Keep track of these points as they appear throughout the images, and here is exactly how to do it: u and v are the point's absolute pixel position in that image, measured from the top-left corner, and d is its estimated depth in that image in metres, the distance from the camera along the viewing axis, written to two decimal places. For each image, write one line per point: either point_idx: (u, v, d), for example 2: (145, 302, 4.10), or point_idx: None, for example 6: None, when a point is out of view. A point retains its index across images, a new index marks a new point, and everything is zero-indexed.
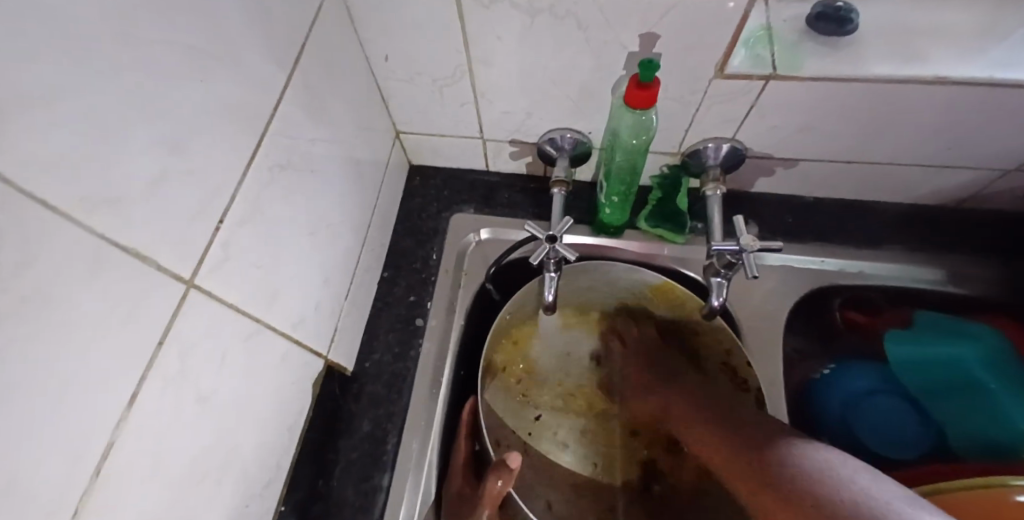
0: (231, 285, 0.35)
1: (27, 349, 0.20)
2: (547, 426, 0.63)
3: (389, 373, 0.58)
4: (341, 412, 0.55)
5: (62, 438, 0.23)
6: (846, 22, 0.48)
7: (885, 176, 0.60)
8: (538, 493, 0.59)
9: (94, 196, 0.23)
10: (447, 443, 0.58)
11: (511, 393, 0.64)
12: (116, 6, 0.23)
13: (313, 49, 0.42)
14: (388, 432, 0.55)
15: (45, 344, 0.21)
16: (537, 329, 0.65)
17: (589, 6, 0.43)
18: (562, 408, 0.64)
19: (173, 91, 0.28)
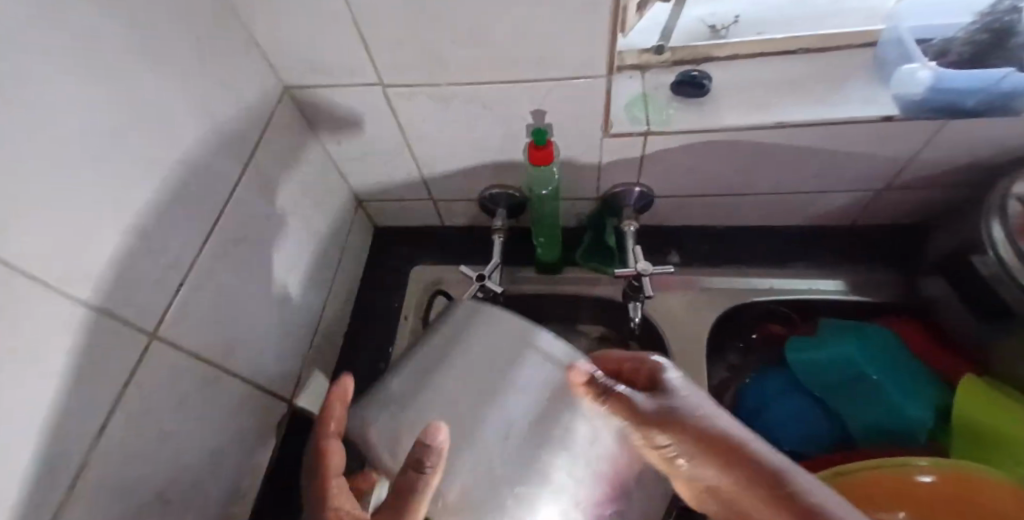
0: (190, 336, 0.43)
1: (29, 381, 0.29)
2: None
3: None
4: None
5: (43, 456, 0.30)
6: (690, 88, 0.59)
7: (776, 203, 0.69)
8: None
9: (76, 270, 0.32)
10: None
11: None
12: (94, 138, 0.33)
13: (267, 144, 0.53)
14: None
15: (39, 377, 0.29)
16: None
17: (484, 92, 0.54)
18: None
19: (142, 189, 0.38)
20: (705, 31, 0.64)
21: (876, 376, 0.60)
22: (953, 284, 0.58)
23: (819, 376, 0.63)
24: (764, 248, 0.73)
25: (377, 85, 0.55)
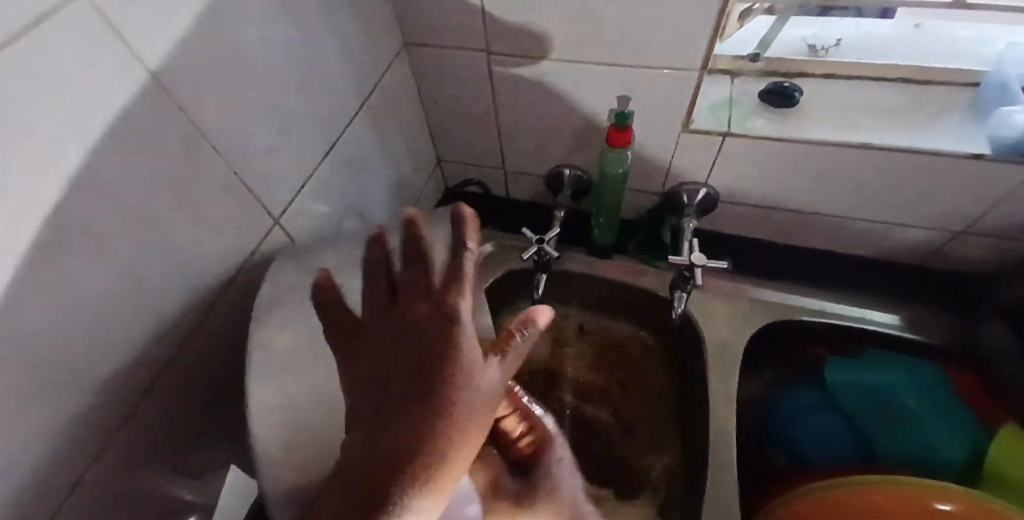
0: (298, 233, 0.51)
1: (185, 224, 0.36)
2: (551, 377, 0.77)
3: None
4: None
5: (188, 286, 0.38)
6: (776, 98, 0.61)
7: (842, 228, 0.69)
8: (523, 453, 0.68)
9: (234, 149, 0.40)
10: None
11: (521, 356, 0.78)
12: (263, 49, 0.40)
13: (381, 89, 0.60)
14: None
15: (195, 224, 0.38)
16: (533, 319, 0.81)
17: (579, 72, 0.59)
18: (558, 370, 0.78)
19: (287, 101, 0.44)
20: (805, 49, 0.64)
21: (914, 404, 0.64)
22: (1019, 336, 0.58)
23: (859, 399, 0.66)
24: (820, 273, 0.73)
25: (482, 51, 0.60)
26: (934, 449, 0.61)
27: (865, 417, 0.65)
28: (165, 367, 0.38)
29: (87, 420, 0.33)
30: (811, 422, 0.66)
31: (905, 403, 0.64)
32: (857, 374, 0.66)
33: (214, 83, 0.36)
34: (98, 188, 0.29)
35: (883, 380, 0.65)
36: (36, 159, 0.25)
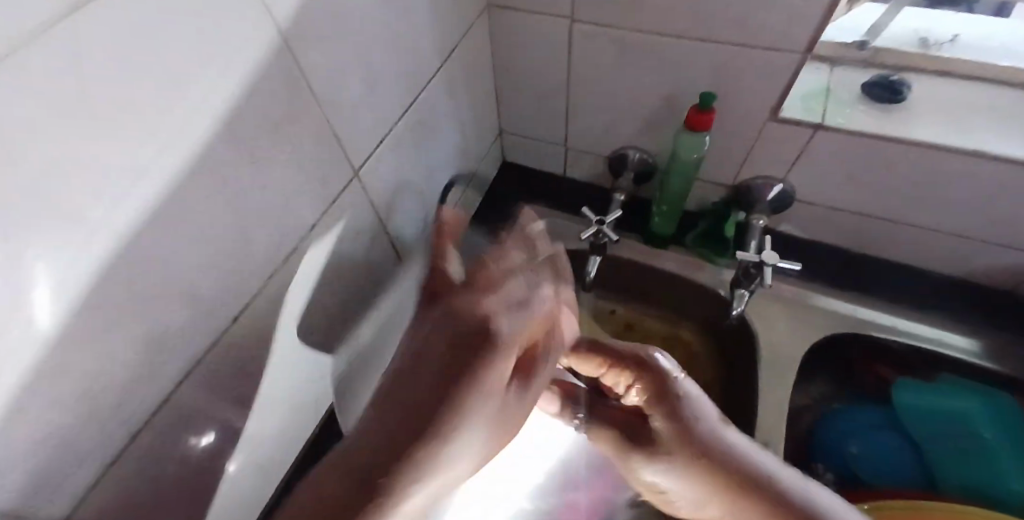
0: (369, 190, 0.50)
1: (275, 164, 0.37)
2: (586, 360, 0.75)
3: None
4: None
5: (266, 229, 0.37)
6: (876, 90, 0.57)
7: (929, 242, 0.64)
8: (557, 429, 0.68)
9: (322, 95, 0.39)
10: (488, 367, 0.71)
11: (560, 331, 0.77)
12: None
13: (460, 50, 0.58)
14: None
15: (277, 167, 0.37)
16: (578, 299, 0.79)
17: (669, 47, 0.55)
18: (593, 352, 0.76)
19: (374, 50, 0.43)
20: (915, 41, 0.59)
21: (984, 432, 0.61)
22: None
23: (924, 422, 0.63)
24: (896, 289, 0.69)
25: (567, 18, 0.57)
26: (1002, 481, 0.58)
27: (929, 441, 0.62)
28: (250, 308, 0.39)
29: (181, 351, 0.34)
30: (869, 439, 0.64)
31: (975, 431, 0.61)
32: (929, 398, 0.63)
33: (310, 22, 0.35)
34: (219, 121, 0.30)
35: (956, 406, 0.62)
36: (174, 83, 0.26)
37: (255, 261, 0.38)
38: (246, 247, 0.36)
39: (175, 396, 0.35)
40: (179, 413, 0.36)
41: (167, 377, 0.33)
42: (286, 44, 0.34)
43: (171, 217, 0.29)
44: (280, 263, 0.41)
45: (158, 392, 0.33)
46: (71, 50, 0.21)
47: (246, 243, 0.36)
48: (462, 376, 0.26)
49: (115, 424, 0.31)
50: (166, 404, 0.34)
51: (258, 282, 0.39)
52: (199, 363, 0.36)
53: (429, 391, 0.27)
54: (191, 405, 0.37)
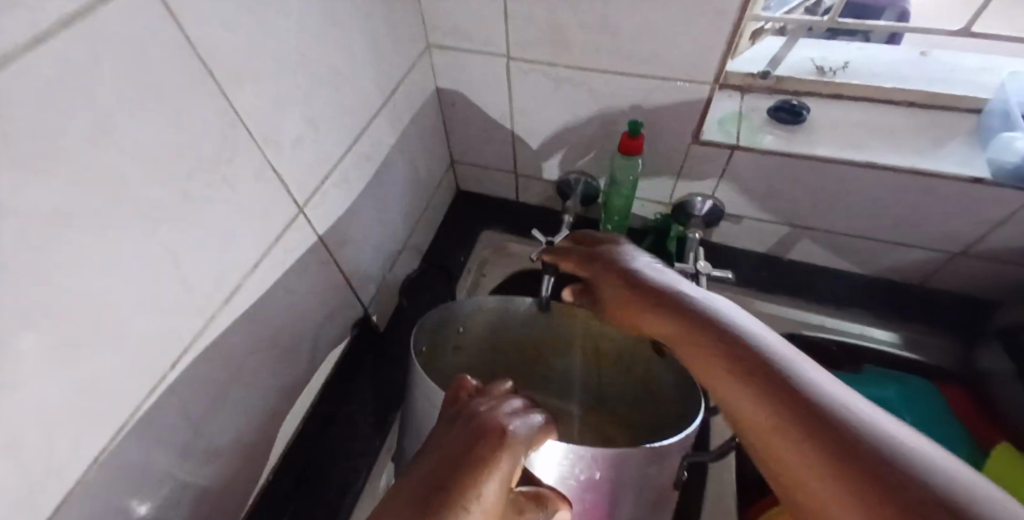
0: (320, 222, 0.52)
1: (218, 203, 0.38)
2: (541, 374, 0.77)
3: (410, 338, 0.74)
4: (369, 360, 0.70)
5: (212, 263, 0.39)
6: (783, 110, 0.63)
7: (844, 245, 0.70)
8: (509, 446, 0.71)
9: (269, 137, 0.42)
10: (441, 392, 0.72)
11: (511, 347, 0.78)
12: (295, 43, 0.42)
13: (404, 88, 0.62)
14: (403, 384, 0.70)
15: (221, 205, 0.39)
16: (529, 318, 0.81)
17: (594, 81, 0.60)
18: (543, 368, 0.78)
19: (316, 94, 0.46)
20: (813, 69, 0.67)
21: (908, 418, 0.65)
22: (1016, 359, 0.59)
23: None
24: (821, 289, 0.75)
25: (503, 57, 0.62)
26: None
27: None
28: (195, 345, 0.40)
29: (125, 391, 0.35)
30: None
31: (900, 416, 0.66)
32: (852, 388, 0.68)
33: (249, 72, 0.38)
34: (151, 162, 0.32)
35: (879, 394, 0.67)
36: (102, 129, 0.28)
37: (199, 298, 0.39)
38: (190, 285, 0.38)
39: (120, 437, 0.36)
40: (126, 453, 0.36)
41: (112, 417, 0.34)
42: (218, 89, 0.36)
43: (106, 255, 0.30)
44: (225, 299, 0.42)
45: (102, 434, 0.34)
46: (10, 108, 0.23)
47: (190, 281, 0.38)
48: (486, 439, 0.35)
49: (62, 467, 0.32)
50: (112, 445, 0.35)
51: (202, 318, 0.40)
52: (145, 402, 0.37)
53: (459, 452, 0.34)
54: (136, 444, 0.37)
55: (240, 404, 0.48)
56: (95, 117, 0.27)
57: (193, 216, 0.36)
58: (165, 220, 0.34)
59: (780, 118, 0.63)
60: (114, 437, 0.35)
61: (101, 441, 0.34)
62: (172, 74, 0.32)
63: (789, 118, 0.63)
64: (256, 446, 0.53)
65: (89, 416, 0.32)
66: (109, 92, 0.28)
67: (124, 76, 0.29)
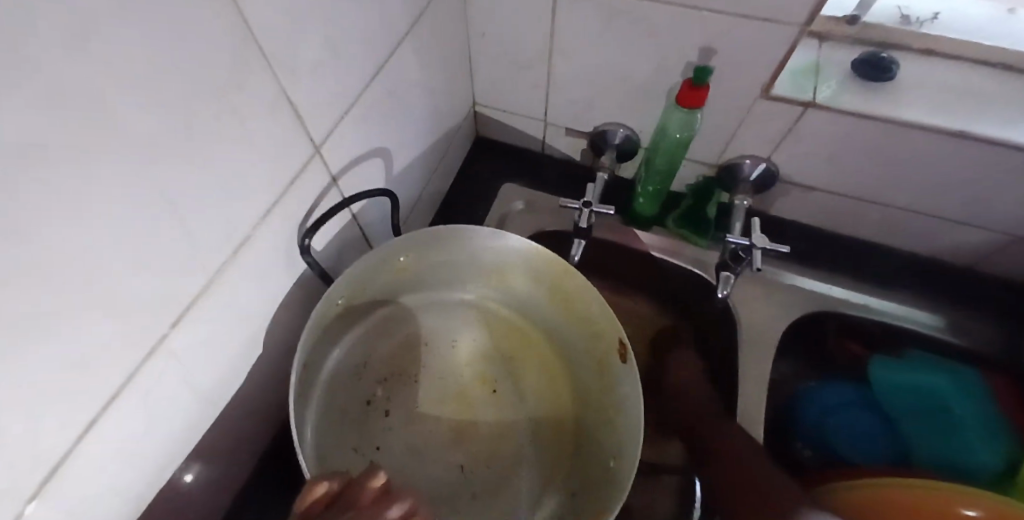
0: (337, 166, 0.45)
1: (224, 141, 0.31)
2: (533, 371, 0.62)
3: (407, 310, 0.62)
4: (360, 326, 0.58)
5: (219, 211, 0.33)
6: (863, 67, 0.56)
7: (902, 222, 0.65)
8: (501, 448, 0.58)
9: (284, 58, 0.33)
10: (427, 377, 0.60)
11: (504, 332, 0.64)
12: None
13: (433, 9, 0.52)
14: (394, 365, 0.59)
15: (228, 140, 0.31)
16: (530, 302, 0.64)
17: (658, 14, 0.51)
18: (533, 366, 0.62)
19: (339, 6, 0.37)
20: (897, 17, 0.58)
21: (958, 409, 0.63)
22: None
23: (899, 400, 0.65)
24: (867, 267, 0.69)
25: None
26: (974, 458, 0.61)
27: (903, 418, 0.64)
28: (196, 307, 0.34)
29: (119, 364, 0.29)
30: (844, 417, 0.66)
31: (948, 407, 0.63)
32: (905, 377, 0.64)
33: None
34: (140, 81, 0.23)
35: (933, 385, 0.64)
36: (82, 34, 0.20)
37: (202, 252, 0.33)
38: (193, 239, 0.31)
39: (110, 413, 0.30)
40: (117, 428, 0.31)
41: (97, 395, 0.29)
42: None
43: (93, 199, 0.23)
44: (231, 254, 0.36)
45: (86, 414, 0.28)
46: None
47: (193, 232, 0.31)
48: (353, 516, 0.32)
49: (46, 454, 0.27)
50: (99, 423, 0.30)
51: (207, 273, 0.34)
52: (141, 370, 0.31)
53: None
54: (131, 419, 0.32)
55: (243, 368, 0.43)
56: (68, 13, 0.19)
57: (194, 155, 0.29)
58: (161, 159, 0.26)
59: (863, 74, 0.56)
60: (101, 416, 0.29)
61: (86, 420, 0.29)
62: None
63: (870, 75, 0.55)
64: (259, 409, 0.48)
65: (70, 396, 0.27)
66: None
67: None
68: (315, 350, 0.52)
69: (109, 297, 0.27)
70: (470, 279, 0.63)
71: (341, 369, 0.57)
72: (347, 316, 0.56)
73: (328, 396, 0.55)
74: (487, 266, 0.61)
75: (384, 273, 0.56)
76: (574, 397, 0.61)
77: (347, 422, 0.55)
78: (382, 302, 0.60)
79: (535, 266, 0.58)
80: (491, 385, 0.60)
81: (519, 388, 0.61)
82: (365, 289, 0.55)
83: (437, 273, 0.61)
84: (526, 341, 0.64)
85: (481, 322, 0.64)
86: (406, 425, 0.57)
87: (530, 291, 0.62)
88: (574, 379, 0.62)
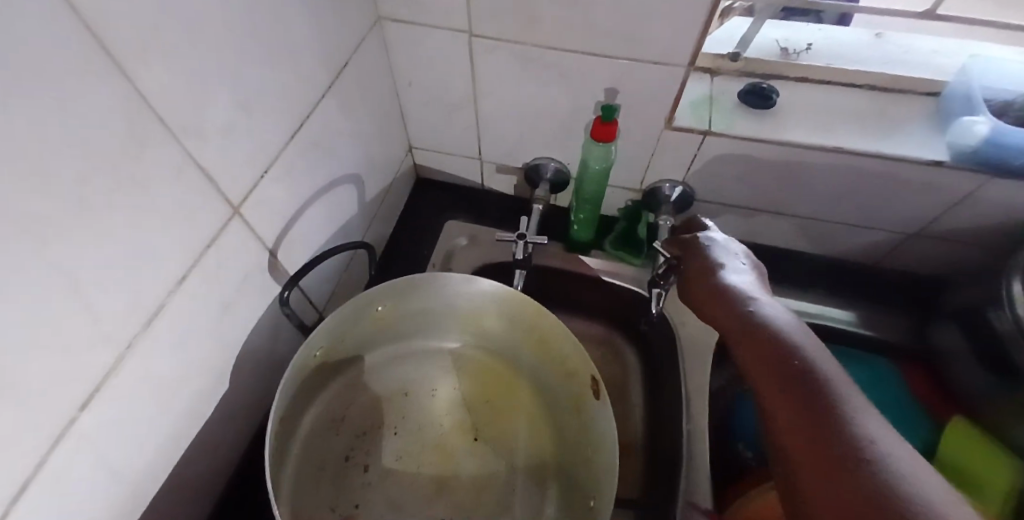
0: (262, 219, 0.47)
1: (126, 213, 0.32)
2: (513, 418, 0.62)
3: (388, 357, 0.64)
4: (338, 377, 0.60)
5: (133, 276, 0.34)
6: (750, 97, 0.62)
7: (810, 228, 0.71)
8: (481, 496, 0.57)
9: (192, 125, 0.36)
10: (408, 428, 0.60)
11: (487, 378, 0.65)
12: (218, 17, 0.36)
13: (353, 66, 0.56)
14: (368, 418, 0.60)
15: (136, 209, 0.33)
16: (501, 346, 0.65)
17: (560, 61, 0.57)
18: (516, 411, 0.63)
19: (250, 74, 0.40)
20: (777, 50, 0.66)
21: (873, 399, 0.69)
22: (967, 337, 0.62)
23: None
24: (786, 271, 0.75)
25: (466, 32, 0.57)
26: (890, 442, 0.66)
27: None
28: (106, 386, 0.35)
29: (39, 433, 0.30)
30: None
31: (865, 398, 0.69)
32: None
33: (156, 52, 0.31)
34: (25, 156, 0.25)
35: (851, 376, 0.70)
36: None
37: (109, 327, 0.34)
38: (100, 312, 0.32)
39: (22, 501, 0.30)
40: (33, 511, 0.31)
41: (12, 469, 0.29)
42: (116, 70, 0.29)
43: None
44: (144, 325, 0.37)
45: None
46: None
47: (97, 310, 0.32)
48: None
49: None
50: (12, 513, 0.30)
51: (115, 350, 0.35)
52: (51, 454, 0.31)
53: None
54: (45, 505, 0.32)
55: (171, 433, 0.43)
56: None
57: (91, 234, 0.30)
58: (52, 240, 0.28)
59: (752, 102, 0.62)
60: (14, 506, 0.30)
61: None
62: (50, 53, 0.25)
63: (757, 103, 0.62)
64: (198, 467, 0.48)
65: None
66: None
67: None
68: (293, 404, 0.54)
69: (12, 381, 0.27)
70: (441, 325, 0.65)
71: (320, 423, 0.58)
72: (327, 367, 0.58)
73: (308, 454, 0.56)
74: (463, 311, 0.63)
75: (362, 323, 0.58)
76: (557, 441, 0.61)
77: (324, 482, 0.55)
78: (362, 353, 0.62)
79: (508, 308, 0.60)
80: (472, 434, 0.61)
81: (498, 434, 0.61)
82: (345, 338, 0.58)
83: (418, 322, 0.64)
84: (509, 387, 0.65)
85: (459, 369, 0.65)
86: (387, 478, 0.57)
87: (506, 334, 0.64)
88: (557, 423, 0.62)
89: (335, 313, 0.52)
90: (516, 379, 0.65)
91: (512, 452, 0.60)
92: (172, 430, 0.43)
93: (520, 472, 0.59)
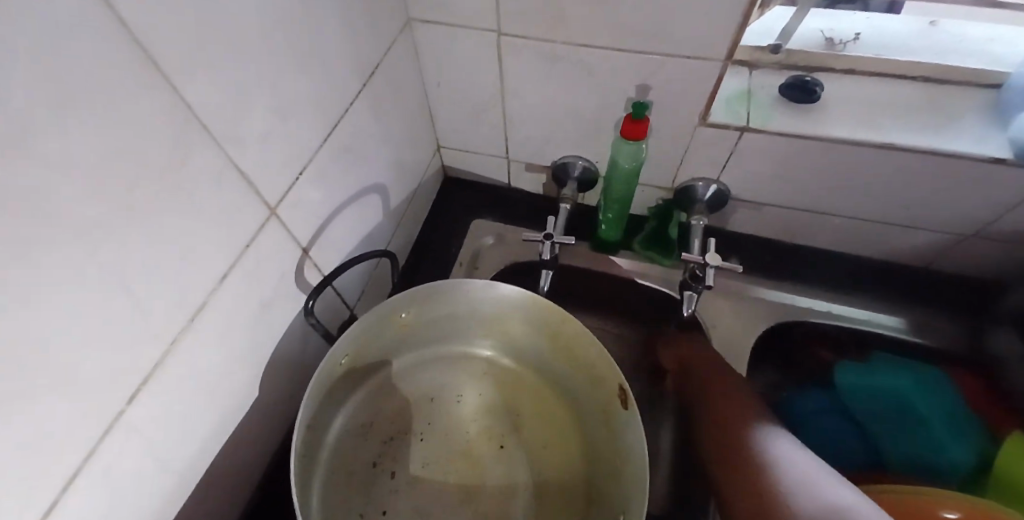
0: (296, 222, 0.47)
1: (172, 218, 0.33)
2: (538, 425, 0.62)
3: (416, 360, 0.65)
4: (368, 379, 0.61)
5: (178, 276, 0.35)
6: (794, 92, 0.59)
7: (855, 228, 0.68)
8: (507, 503, 0.57)
9: (231, 131, 0.36)
10: (433, 436, 0.60)
11: (511, 385, 0.65)
12: (255, 22, 0.36)
13: (383, 68, 0.56)
14: (397, 422, 0.61)
15: (180, 212, 0.34)
16: (525, 353, 0.65)
17: (594, 57, 0.55)
18: (540, 419, 0.62)
19: (285, 79, 0.41)
20: (821, 41, 0.63)
21: (924, 409, 0.64)
22: None
23: (867, 403, 0.67)
24: (828, 273, 0.72)
25: (495, 31, 0.56)
26: (943, 457, 0.62)
27: (870, 420, 0.66)
28: (151, 383, 0.36)
29: (88, 428, 0.31)
30: (822, 421, 0.67)
31: (915, 407, 0.65)
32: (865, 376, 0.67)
33: (198, 58, 0.32)
34: (75, 167, 0.26)
35: (893, 384, 0.66)
36: (9, 137, 0.22)
37: (153, 325, 0.34)
38: (145, 313, 0.33)
39: (72, 495, 0.31)
40: (81, 504, 0.32)
41: (64, 464, 0.30)
42: (162, 79, 0.30)
43: (31, 290, 0.25)
44: (186, 324, 0.37)
45: (48, 498, 0.30)
46: None
47: (143, 309, 0.33)
48: None
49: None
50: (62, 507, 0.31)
51: (160, 349, 0.36)
52: (99, 450, 0.33)
53: None
54: (93, 498, 0.33)
55: (210, 430, 0.44)
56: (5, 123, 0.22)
57: (137, 237, 0.31)
58: (103, 244, 0.29)
59: (795, 96, 0.59)
60: (62, 500, 0.31)
61: (46, 506, 0.30)
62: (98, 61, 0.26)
63: (801, 97, 0.59)
64: (233, 463, 0.49)
65: (26, 485, 0.28)
66: (11, 74, 0.21)
67: (29, 51, 0.22)
68: (322, 409, 0.55)
69: (63, 379, 0.28)
70: (467, 330, 0.65)
71: (348, 428, 0.59)
72: (354, 373, 0.59)
73: (337, 461, 0.57)
74: (488, 317, 0.63)
75: (387, 330, 0.59)
76: (584, 451, 0.60)
77: (353, 487, 0.56)
78: (388, 359, 0.62)
79: (531, 315, 0.60)
80: (499, 442, 0.60)
81: (523, 442, 0.61)
82: (370, 345, 0.58)
83: (442, 328, 0.64)
84: (533, 394, 0.64)
85: (484, 376, 0.65)
86: (414, 484, 0.57)
87: (531, 340, 0.63)
88: (584, 434, 0.61)
89: (359, 322, 0.52)
90: (539, 386, 0.64)
91: (537, 460, 0.60)
92: (210, 427, 0.44)
93: (546, 479, 0.58)
